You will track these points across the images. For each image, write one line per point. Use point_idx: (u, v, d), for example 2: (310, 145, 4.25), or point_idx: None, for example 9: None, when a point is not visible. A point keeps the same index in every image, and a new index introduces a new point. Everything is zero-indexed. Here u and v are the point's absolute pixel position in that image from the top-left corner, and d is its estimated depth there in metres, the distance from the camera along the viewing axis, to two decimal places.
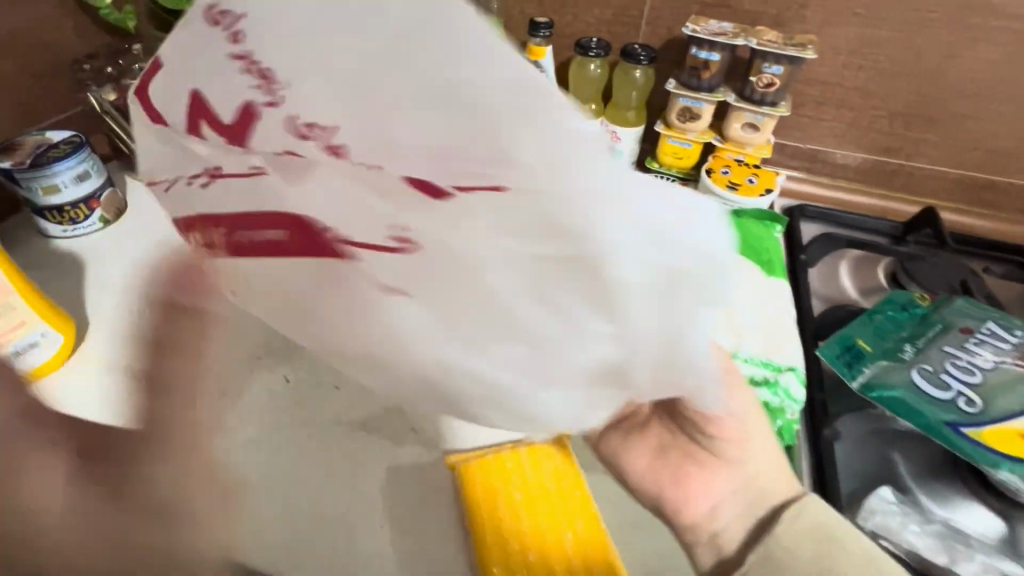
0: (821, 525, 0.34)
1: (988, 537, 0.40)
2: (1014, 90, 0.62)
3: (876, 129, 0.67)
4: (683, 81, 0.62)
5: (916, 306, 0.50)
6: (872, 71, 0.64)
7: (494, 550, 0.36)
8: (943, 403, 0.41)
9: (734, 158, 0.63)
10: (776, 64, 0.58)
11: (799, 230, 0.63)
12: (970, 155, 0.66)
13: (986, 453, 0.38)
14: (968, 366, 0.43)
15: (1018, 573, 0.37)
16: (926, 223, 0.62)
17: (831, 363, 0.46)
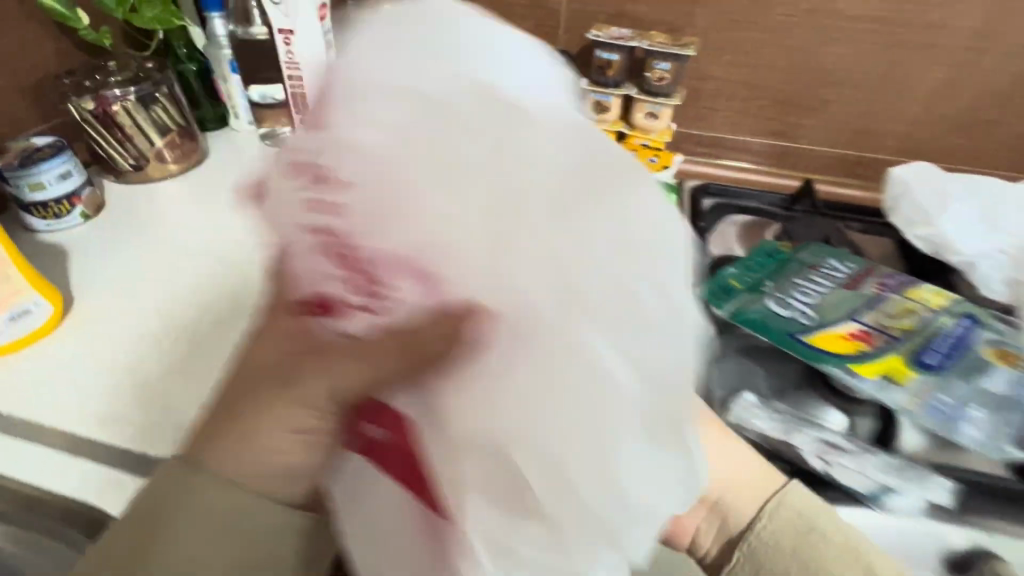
0: (799, 516, 0.41)
1: (837, 428, 0.47)
2: (869, 80, 0.73)
3: (762, 117, 0.79)
4: (594, 80, 0.73)
5: (780, 253, 0.60)
6: (752, 67, 0.75)
7: None
8: (789, 320, 0.51)
9: (641, 143, 0.74)
10: (664, 61, 0.69)
11: (699, 202, 0.74)
12: (842, 135, 0.78)
13: (816, 351, 0.48)
14: (810, 292, 0.54)
15: (838, 440, 0.45)
16: (806, 194, 0.73)
17: (704, 296, 0.56)
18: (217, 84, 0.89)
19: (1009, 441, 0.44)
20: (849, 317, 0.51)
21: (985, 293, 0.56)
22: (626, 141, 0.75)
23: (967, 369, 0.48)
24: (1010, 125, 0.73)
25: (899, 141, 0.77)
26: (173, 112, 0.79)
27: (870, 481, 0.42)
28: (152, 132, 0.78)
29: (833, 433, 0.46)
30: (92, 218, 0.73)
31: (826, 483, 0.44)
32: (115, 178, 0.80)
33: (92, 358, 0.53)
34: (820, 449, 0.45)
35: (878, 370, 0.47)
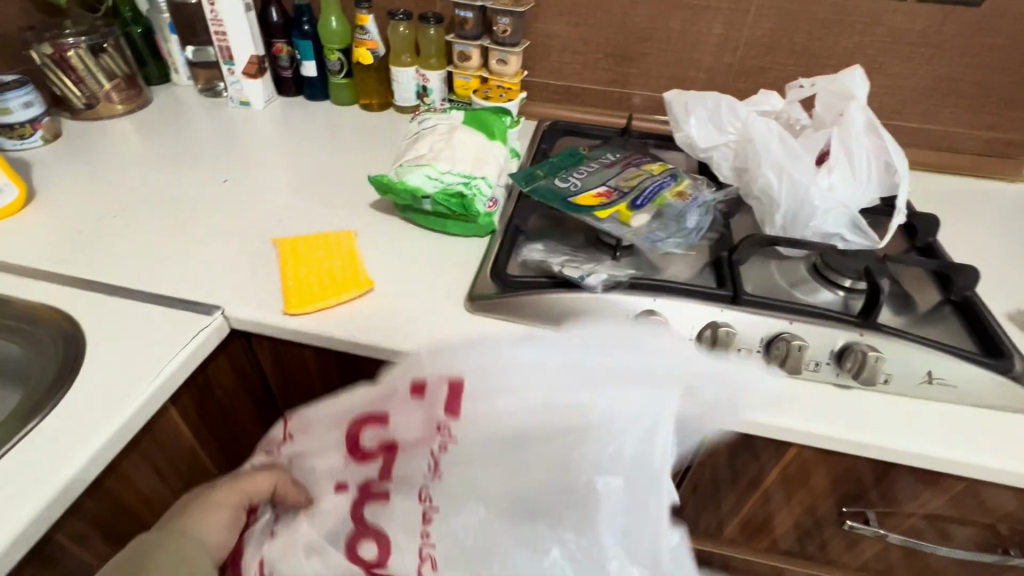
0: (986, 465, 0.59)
1: (760, 334, 0.58)
2: (671, 35, 0.95)
3: (600, 67, 1.00)
4: (457, 34, 0.95)
5: (578, 154, 0.82)
6: (585, 27, 0.97)
7: (287, 268, 0.66)
8: (562, 189, 0.72)
9: (497, 85, 0.96)
10: (505, 17, 0.91)
11: (545, 133, 0.96)
12: (661, 82, 1.00)
13: (573, 206, 0.69)
14: (580, 173, 0.75)
15: (573, 255, 0.67)
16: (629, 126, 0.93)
17: (517, 181, 0.76)
18: (160, 43, 1.07)
19: (678, 244, 0.67)
20: (602, 184, 0.72)
21: (721, 177, 0.79)
22: (488, 82, 0.97)
23: (666, 210, 0.69)
24: (781, 68, 0.95)
25: (703, 83, 0.99)
26: (118, 61, 0.98)
27: (588, 270, 0.62)
28: (101, 76, 0.97)
29: (577, 254, 0.67)
30: (50, 142, 0.93)
31: (770, 342, 0.58)
32: (72, 114, 1.00)
33: (58, 228, 0.76)
34: (564, 261, 0.65)
35: (610, 212, 0.68)
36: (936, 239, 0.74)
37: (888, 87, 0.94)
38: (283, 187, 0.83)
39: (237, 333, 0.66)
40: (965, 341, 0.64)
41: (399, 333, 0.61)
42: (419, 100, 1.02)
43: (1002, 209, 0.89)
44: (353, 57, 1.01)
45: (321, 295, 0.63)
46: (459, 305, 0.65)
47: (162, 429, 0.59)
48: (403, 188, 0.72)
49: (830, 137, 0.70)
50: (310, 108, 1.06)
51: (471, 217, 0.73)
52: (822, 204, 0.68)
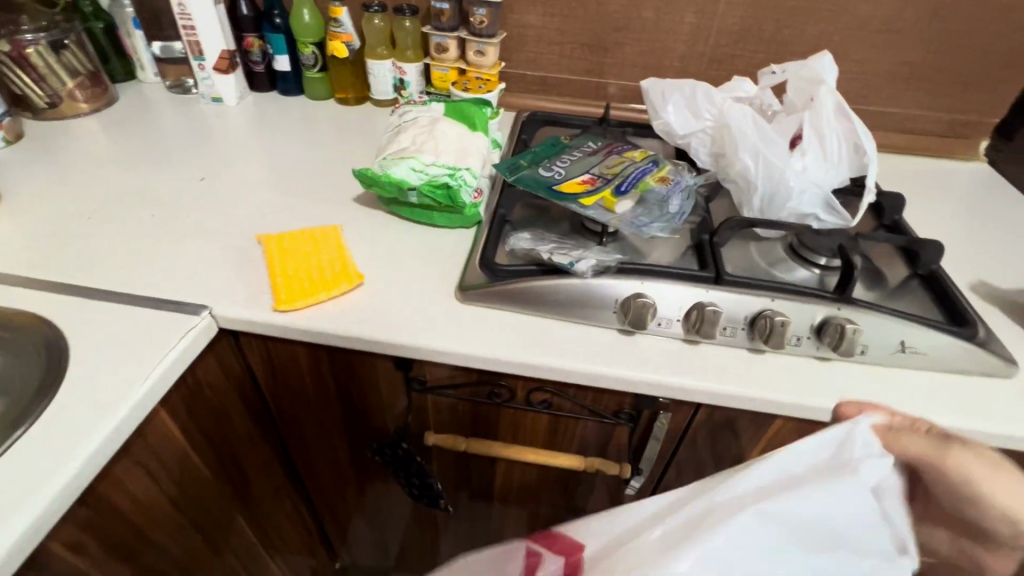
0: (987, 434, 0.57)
1: (743, 312, 0.60)
2: (645, 24, 0.96)
3: (575, 57, 1.01)
4: (434, 26, 0.94)
5: (560, 143, 0.83)
6: (560, 17, 0.98)
7: (275, 264, 0.66)
8: (545, 178, 0.73)
9: (475, 76, 0.96)
10: (482, 8, 0.91)
11: (524, 123, 0.96)
12: (636, 71, 1.01)
13: (557, 193, 0.70)
14: (563, 161, 0.76)
15: (560, 242, 0.68)
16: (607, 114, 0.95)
17: (501, 172, 0.77)
18: (124, 38, 1.03)
19: (663, 229, 0.69)
20: (585, 172, 0.73)
21: (699, 162, 0.81)
22: (466, 74, 0.97)
23: (648, 196, 0.71)
24: (752, 56, 0.97)
25: (677, 72, 1.01)
26: (80, 58, 0.95)
27: (578, 256, 0.63)
28: (64, 74, 0.93)
29: (565, 241, 0.68)
30: (12, 144, 0.90)
31: (754, 318, 0.60)
32: (34, 114, 0.96)
33: (27, 232, 0.73)
34: (552, 249, 0.65)
35: (595, 199, 0.69)
36: (901, 216, 0.78)
37: (853, 72, 0.97)
38: (262, 183, 0.82)
39: (225, 332, 0.65)
40: (933, 313, 0.67)
41: (391, 324, 0.61)
42: (397, 93, 1.01)
43: (960, 187, 0.93)
44: (327, 50, 0.99)
45: (311, 290, 0.63)
46: (449, 296, 0.66)
47: (152, 431, 0.58)
48: (388, 181, 0.72)
49: (802, 121, 0.73)
50: (284, 103, 1.04)
51: (457, 208, 0.73)
52: (796, 185, 0.71)
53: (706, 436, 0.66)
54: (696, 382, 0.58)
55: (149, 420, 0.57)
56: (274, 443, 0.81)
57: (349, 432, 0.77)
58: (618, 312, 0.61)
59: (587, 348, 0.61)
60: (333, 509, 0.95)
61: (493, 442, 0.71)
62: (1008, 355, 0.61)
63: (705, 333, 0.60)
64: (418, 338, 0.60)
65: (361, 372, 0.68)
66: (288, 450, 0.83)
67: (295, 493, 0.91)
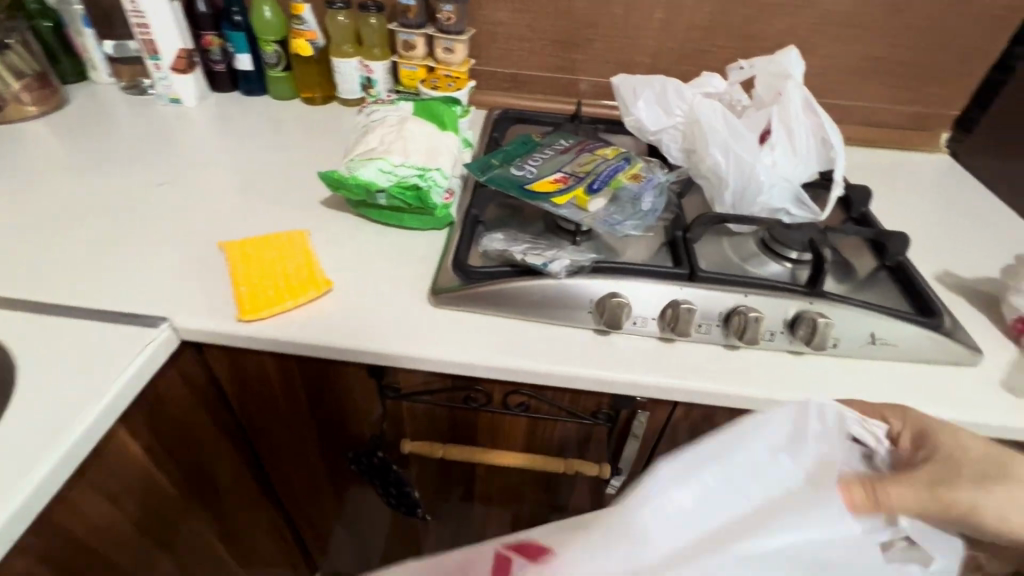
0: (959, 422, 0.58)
1: (718, 309, 0.60)
2: (615, 20, 0.96)
3: (546, 54, 1.00)
4: (400, 23, 0.92)
5: (531, 141, 0.82)
6: (529, 13, 0.97)
7: (239, 271, 0.63)
8: (518, 177, 0.72)
9: (444, 73, 0.94)
10: (449, 4, 0.89)
11: (495, 121, 0.95)
12: (607, 67, 1.01)
13: (530, 193, 0.69)
14: (535, 160, 0.75)
15: (534, 242, 0.67)
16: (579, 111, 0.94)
17: (472, 171, 0.75)
18: (74, 37, 0.99)
19: (636, 227, 0.68)
20: (557, 171, 0.72)
21: (670, 159, 0.81)
22: (435, 72, 0.95)
23: (621, 194, 0.71)
24: (721, 51, 0.98)
25: (647, 68, 1.01)
26: (26, 59, 0.90)
27: (551, 256, 0.62)
28: (7, 76, 0.89)
29: (539, 241, 0.67)
30: None
31: (729, 314, 0.60)
32: None
33: None
34: (525, 249, 0.64)
35: (567, 198, 0.68)
36: (869, 209, 0.79)
37: (819, 67, 0.98)
38: (225, 187, 0.79)
39: (187, 344, 0.63)
40: (902, 304, 0.68)
41: (363, 330, 0.60)
42: (365, 92, 0.99)
43: (924, 178, 0.95)
44: (291, 48, 0.96)
45: (276, 298, 0.61)
46: (422, 300, 0.64)
47: (109, 452, 0.55)
48: (355, 183, 0.70)
49: (771, 116, 0.73)
50: (247, 103, 1.01)
51: (428, 210, 0.72)
52: (767, 181, 0.71)
53: (684, 434, 0.66)
54: (672, 380, 0.58)
55: (107, 440, 0.54)
56: (246, 455, 0.78)
57: (323, 442, 0.75)
58: (594, 312, 0.61)
59: (563, 349, 0.60)
60: (311, 519, 0.93)
61: (471, 447, 0.70)
62: (972, 343, 0.62)
63: (681, 331, 0.59)
64: (391, 344, 0.59)
65: (333, 380, 0.66)
66: (261, 460, 0.81)
67: (271, 504, 0.88)
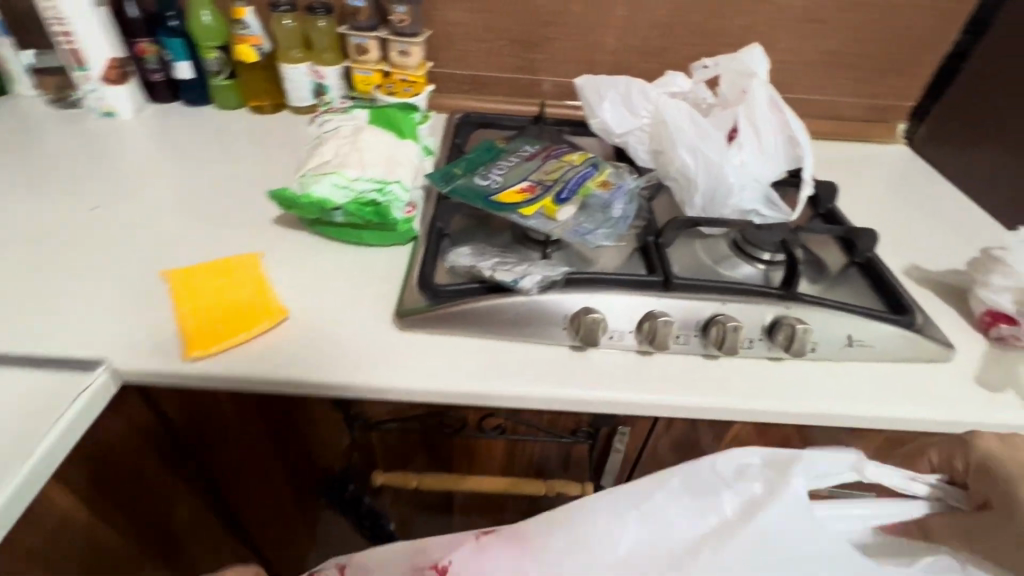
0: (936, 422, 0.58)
1: (695, 319, 0.59)
2: (575, 18, 0.93)
3: (506, 54, 0.97)
4: (351, 26, 0.87)
5: (495, 148, 0.79)
6: (486, 13, 0.93)
7: (184, 303, 0.58)
8: (483, 187, 0.69)
9: (400, 78, 0.90)
10: (402, 5, 0.85)
11: (456, 126, 0.91)
12: (569, 66, 0.98)
13: (495, 204, 0.65)
14: (500, 168, 0.72)
15: (503, 256, 0.64)
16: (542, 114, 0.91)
17: (434, 182, 0.72)
18: None
19: (607, 236, 0.66)
20: (523, 179, 0.69)
21: (638, 161, 0.79)
22: (390, 76, 0.90)
23: (590, 202, 0.68)
24: (682, 48, 0.96)
25: (610, 67, 0.98)
26: None
27: (522, 272, 0.59)
28: None
29: (508, 255, 0.64)
30: None
31: (707, 323, 0.58)
32: None
33: None
34: (494, 265, 0.61)
35: (535, 208, 0.65)
36: (836, 205, 0.79)
37: (779, 62, 0.98)
38: (168, 208, 0.73)
39: (129, 386, 0.57)
40: (874, 302, 0.68)
41: (325, 360, 0.56)
42: (317, 99, 0.94)
43: (885, 171, 0.96)
44: (234, 55, 0.90)
45: (226, 331, 0.56)
46: (387, 323, 0.60)
47: (41, 513, 0.49)
48: (308, 201, 0.65)
49: (737, 115, 0.72)
50: (189, 114, 0.95)
51: (389, 225, 0.68)
52: (736, 182, 0.70)
53: (665, 448, 0.64)
54: (652, 396, 0.56)
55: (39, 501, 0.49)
56: (211, 505, 0.73)
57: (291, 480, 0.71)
58: (569, 329, 0.58)
59: (539, 369, 0.57)
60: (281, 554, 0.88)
61: (448, 473, 0.67)
62: (943, 338, 0.62)
63: (660, 345, 0.57)
64: (357, 374, 0.55)
65: (297, 414, 0.62)
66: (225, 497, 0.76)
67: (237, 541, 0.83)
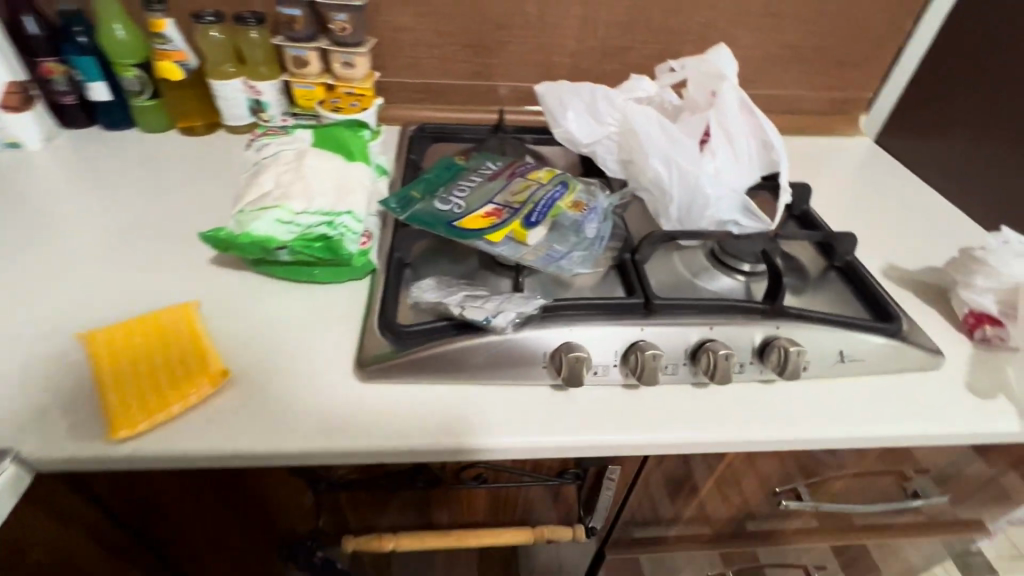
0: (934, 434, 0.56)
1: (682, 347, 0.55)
2: (530, 20, 0.88)
3: (459, 60, 0.91)
4: (286, 36, 0.79)
5: (455, 165, 0.73)
6: (435, 16, 0.87)
7: (107, 371, 0.50)
8: (444, 213, 0.63)
9: (345, 91, 0.82)
10: (341, 13, 0.78)
11: (410, 140, 0.84)
12: (526, 70, 0.93)
13: (459, 232, 0.60)
14: (461, 190, 0.67)
15: (472, 289, 0.58)
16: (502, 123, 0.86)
17: (390, 209, 0.65)
18: None
19: (582, 259, 0.61)
20: (487, 201, 0.64)
21: (607, 172, 0.75)
22: (334, 90, 0.83)
23: (561, 223, 0.64)
24: (643, 48, 0.92)
25: (569, 69, 0.94)
26: None
27: (494, 309, 0.54)
28: None
29: (477, 288, 0.59)
30: None
31: (696, 350, 0.55)
32: None
33: None
34: (463, 301, 0.55)
35: (503, 235, 0.60)
36: (811, 207, 0.76)
37: (741, 58, 0.95)
38: (85, 254, 0.65)
39: (46, 473, 0.49)
40: (857, 309, 0.65)
41: (279, 425, 0.49)
42: (255, 117, 0.86)
43: (852, 165, 0.95)
44: (156, 72, 0.81)
45: (157, 402, 0.48)
46: (347, 373, 0.54)
47: None
48: (247, 241, 0.58)
49: (707, 120, 0.68)
50: (110, 140, 0.85)
51: (343, 261, 0.61)
52: (711, 192, 0.66)
53: (656, 481, 0.61)
54: (643, 435, 0.51)
55: None
56: None
57: (252, 550, 0.64)
58: (549, 367, 0.53)
59: (520, 414, 0.52)
60: None
61: (427, 526, 0.61)
62: (931, 344, 0.60)
63: (647, 380, 0.52)
64: (317, 438, 0.49)
65: (252, 484, 0.55)
66: None
67: None
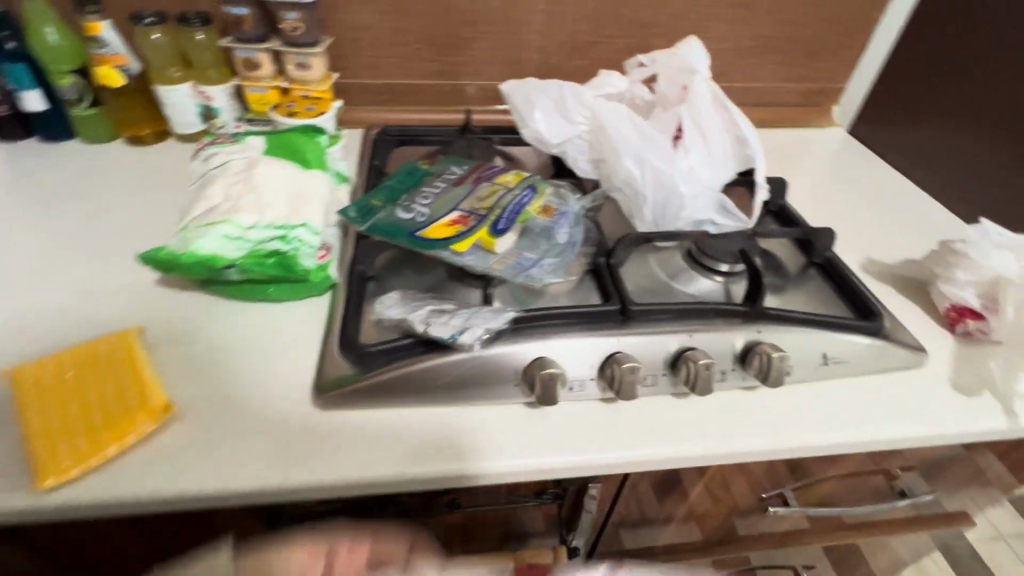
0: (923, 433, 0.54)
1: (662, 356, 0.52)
2: (494, 16, 0.85)
3: (422, 59, 0.87)
4: (234, 38, 0.75)
5: (419, 170, 0.69)
6: (394, 14, 0.83)
7: (35, 411, 0.46)
8: (407, 222, 0.59)
9: (301, 95, 0.78)
10: (292, 11, 0.73)
11: (373, 144, 0.80)
12: (493, 68, 0.90)
13: (424, 243, 0.56)
14: (425, 197, 0.63)
15: (437, 303, 0.54)
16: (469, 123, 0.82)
17: (350, 219, 0.61)
18: None
19: (554, 266, 0.58)
20: (453, 209, 0.60)
21: (579, 173, 0.72)
22: (289, 94, 0.78)
23: (531, 229, 0.60)
24: (613, 42, 0.90)
25: (537, 66, 0.90)
26: None
27: (460, 325, 0.50)
28: None
29: (444, 301, 0.55)
30: None
31: (675, 359, 0.52)
32: None
33: None
34: (428, 317, 0.52)
35: (470, 244, 0.56)
36: (787, 202, 0.75)
37: (713, 50, 0.93)
38: (18, 279, 0.59)
39: None
40: (838, 307, 0.64)
41: (230, 462, 0.45)
42: (206, 124, 0.81)
43: (828, 156, 0.94)
44: (95, 79, 0.76)
45: (92, 445, 0.44)
46: (306, 400, 0.50)
47: None
48: (192, 261, 0.53)
49: (680, 116, 0.66)
50: (50, 153, 0.79)
51: (299, 277, 0.57)
52: (686, 191, 0.64)
53: (641, 492, 0.58)
54: (623, 453, 0.49)
55: None
56: None
57: None
58: (522, 385, 0.50)
59: (493, 436, 0.49)
60: None
61: None
62: (914, 341, 0.59)
63: (625, 394, 0.50)
64: (273, 474, 0.45)
65: (207, 523, 0.51)
66: None
67: None
